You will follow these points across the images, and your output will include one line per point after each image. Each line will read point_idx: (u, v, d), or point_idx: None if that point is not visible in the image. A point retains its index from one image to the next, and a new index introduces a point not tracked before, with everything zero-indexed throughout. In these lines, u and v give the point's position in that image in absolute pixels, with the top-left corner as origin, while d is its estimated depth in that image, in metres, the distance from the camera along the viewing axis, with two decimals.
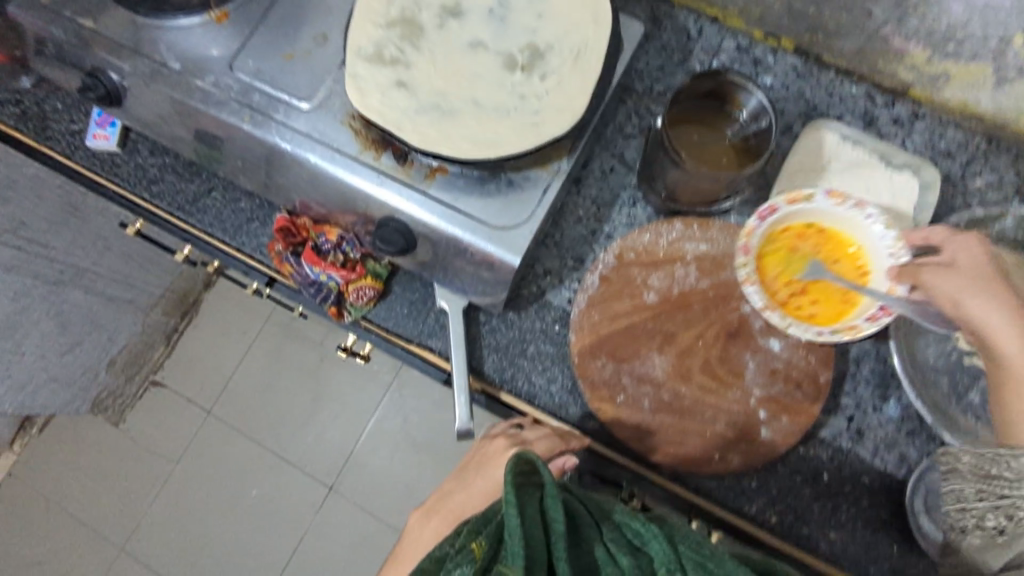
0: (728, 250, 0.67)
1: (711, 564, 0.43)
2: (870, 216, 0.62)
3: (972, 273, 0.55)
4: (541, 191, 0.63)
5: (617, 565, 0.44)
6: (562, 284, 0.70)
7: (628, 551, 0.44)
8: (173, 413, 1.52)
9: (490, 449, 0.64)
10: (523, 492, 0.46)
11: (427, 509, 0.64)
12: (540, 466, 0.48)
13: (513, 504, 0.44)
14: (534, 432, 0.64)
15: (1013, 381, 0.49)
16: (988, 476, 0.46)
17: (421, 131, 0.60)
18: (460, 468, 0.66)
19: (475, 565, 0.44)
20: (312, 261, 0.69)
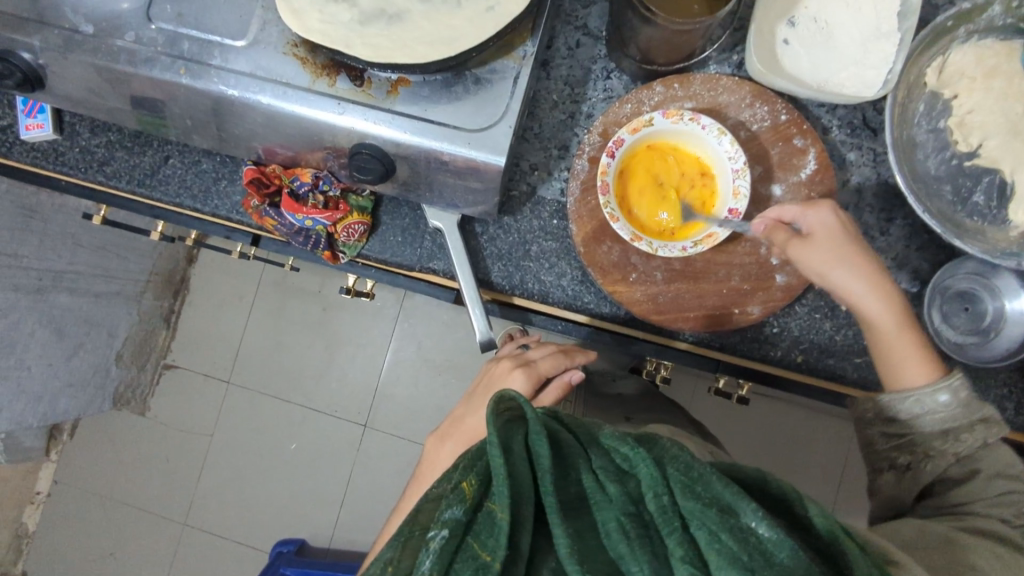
0: (712, 102, 0.64)
1: (697, 484, 0.42)
2: (705, 126, 0.59)
3: (828, 244, 0.57)
4: (511, 82, 0.59)
5: (605, 493, 0.43)
6: (552, 177, 0.68)
7: (617, 477, 0.44)
8: (194, 391, 1.53)
9: (497, 370, 0.70)
10: (507, 429, 0.46)
11: (442, 432, 0.70)
12: (525, 401, 0.47)
13: (497, 445, 0.44)
14: (539, 352, 0.71)
15: (883, 338, 0.57)
16: (889, 420, 0.58)
17: (372, 44, 0.56)
18: (471, 392, 0.72)
19: (465, 504, 0.43)
20: (293, 208, 0.66)
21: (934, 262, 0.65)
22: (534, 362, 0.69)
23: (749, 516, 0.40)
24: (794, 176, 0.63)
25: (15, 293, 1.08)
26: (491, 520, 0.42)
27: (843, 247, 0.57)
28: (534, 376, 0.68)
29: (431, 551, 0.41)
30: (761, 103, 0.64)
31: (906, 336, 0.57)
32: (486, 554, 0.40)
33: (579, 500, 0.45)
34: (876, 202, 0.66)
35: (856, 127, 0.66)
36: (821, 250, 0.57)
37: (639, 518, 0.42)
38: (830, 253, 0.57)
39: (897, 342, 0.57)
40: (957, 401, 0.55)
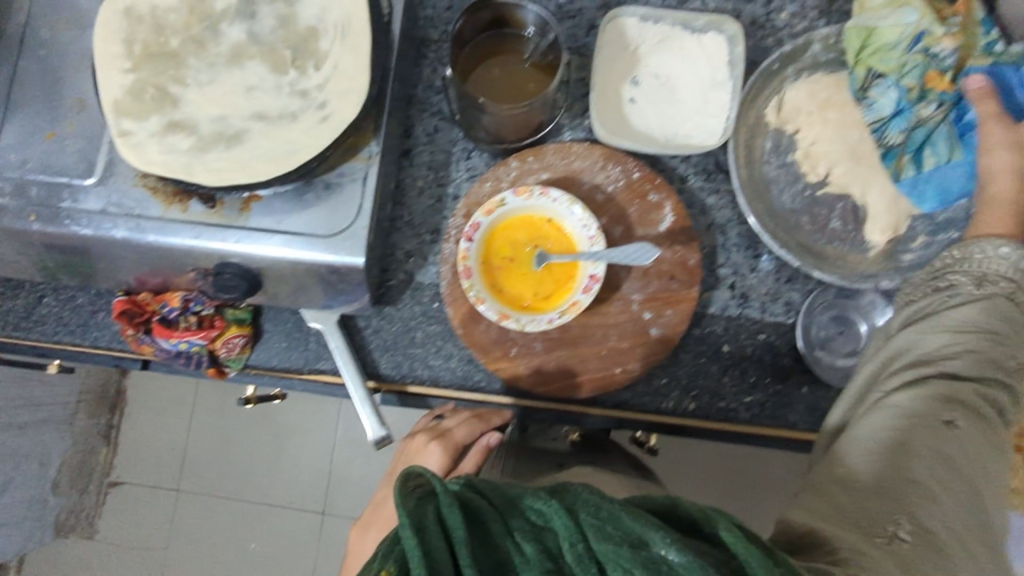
0: (567, 169, 0.66)
1: (608, 524, 0.39)
2: (555, 198, 0.61)
3: (984, 121, 0.59)
4: (360, 183, 0.60)
5: (522, 555, 0.40)
6: (427, 261, 0.69)
7: (533, 535, 0.40)
8: (142, 504, 1.49)
9: (412, 445, 0.66)
10: (417, 507, 0.40)
11: (372, 519, 0.68)
12: (432, 474, 0.42)
13: (409, 524, 0.38)
14: (454, 420, 0.67)
15: (986, 207, 0.59)
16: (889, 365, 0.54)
17: (213, 168, 0.56)
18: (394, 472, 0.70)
19: None
20: (164, 334, 0.64)
21: (805, 291, 0.67)
22: (449, 431, 0.65)
23: (658, 544, 0.38)
24: (654, 230, 0.64)
25: None
26: None
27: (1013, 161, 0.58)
28: (449, 450, 0.64)
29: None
30: (613, 165, 0.66)
31: (1003, 207, 0.58)
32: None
33: (499, 567, 0.40)
34: (742, 241, 0.67)
35: (710, 172, 0.68)
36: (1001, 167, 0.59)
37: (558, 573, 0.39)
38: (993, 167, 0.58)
39: (994, 206, 0.58)
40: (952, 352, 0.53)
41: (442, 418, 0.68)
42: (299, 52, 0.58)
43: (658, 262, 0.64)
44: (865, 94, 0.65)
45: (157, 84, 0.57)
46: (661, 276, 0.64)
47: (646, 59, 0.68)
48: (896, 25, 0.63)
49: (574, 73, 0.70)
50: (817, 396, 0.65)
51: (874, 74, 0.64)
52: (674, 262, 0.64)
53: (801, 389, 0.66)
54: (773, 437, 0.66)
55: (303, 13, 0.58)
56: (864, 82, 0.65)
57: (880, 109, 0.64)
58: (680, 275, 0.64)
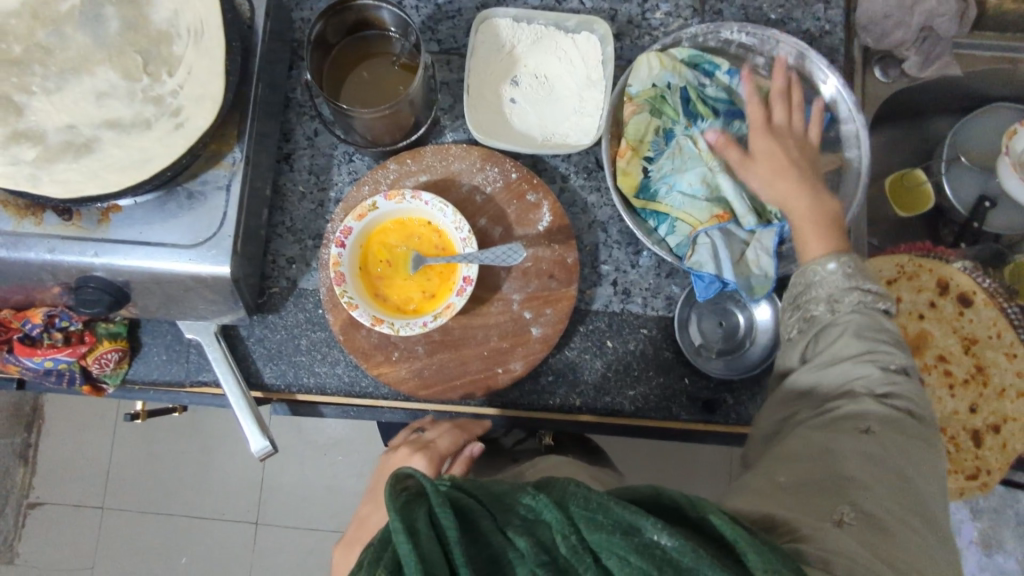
0: (445, 171, 0.66)
1: (600, 514, 0.38)
2: (427, 201, 0.61)
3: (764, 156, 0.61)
4: (224, 191, 0.59)
5: (517, 549, 0.38)
6: (311, 267, 0.68)
7: (525, 530, 0.38)
8: (66, 524, 1.44)
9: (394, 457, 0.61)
10: (406, 509, 0.38)
11: (352, 539, 0.61)
12: (421, 474, 0.40)
13: (401, 530, 0.36)
14: (434, 430, 0.62)
15: (795, 217, 0.59)
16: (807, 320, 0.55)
17: (61, 179, 0.54)
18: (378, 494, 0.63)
19: None
20: (27, 353, 0.62)
21: (684, 284, 0.68)
22: (432, 441, 0.61)
23: (650, 530, 0.37)
24: (532, 230, 0.65)
25: None
26: None
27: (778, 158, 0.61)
28: (436, 460, 0.59)
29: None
30: (491, 166, 0.67)
31: (812, 223, 0.58)
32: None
33: (492, 565, 0.38)
34: (622, 237, 0.69)
35: (591, 170, 0.69)
36: (764, 162, 0.61)
37: (554, 566, 0.37)
38: (768, 173, 0.61)
39: (809, 223, 0.58)
40: (844, 271, 0.55)
41: (422, 431, 0.63)
42: (151, 57, 0.57)
43: (537, 262, 0.65)
44: (651, 148, 0.66)
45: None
46: (541, 275, 0.65)
47: (524, 59, 0.69)
48: (648, 90, 0.65)
49: (455, 74, 0.71)
50: (699, 387, 0.66)
51: (664, 126, 0.66)
52: (553, 260, 0.65)
53: (683, 380, 0.66)
54: (659, 430, 0.67)
55: (155, 19, 0.57)
56: (658, 133, 0.66)
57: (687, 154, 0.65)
58: (558, 273, 0.65)
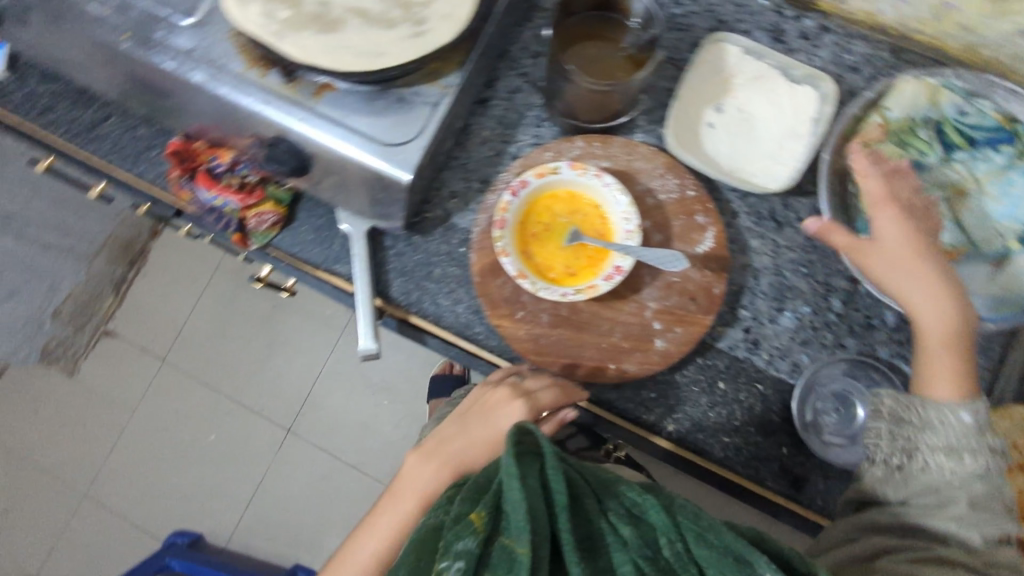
0: (627, 165, 0.67)
1: (708, 533, 0.49)
2: (607, 184, 0.63)
3: (892, 251, 0.58)
4: (431, 107, 0.61)
5: (618, 535, 0.49)
6: (468, 207, 0.70)
7: (629, 521, 0.50)
8: (126, 362, 1.51)
9: (490, 396, 0.63)
10: (523, 465, 0.50)
11: (396, 489, 0.62)
12: (544, 442, 0.51)
13: (517, 479, 0.49)
14: (539, 379, 0.63)
15: (927, 341, 0.58)
16: (900, 421, 0.58)
17: (302, 44, 0.58)
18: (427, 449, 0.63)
19: (476, 536, 0.48)
20: (205, 185, 0.67)
21: (814, 357, 0.67)
22: (536, 393, 0.62)
23: (760, 565, 0.47)
24: (690, 249, 0.65)
25: None
26: (508, 553, 0.47)
27: (914, 240, 0.59)
28: (535, 411, 0.61)
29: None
30: (672, 176, 0.67)
31: (940, 354, 0.57)
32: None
33: (589, 537, 0.49)
34: (769, 290, 0.68)
35: (762, 217, 0.69)
36: (898, 247, 0.58)
37: (654, 561, 0.48)
38: (903, 265, 0.58)
39: (936, 342, 0.57)
40: (974, 425, 0.56)
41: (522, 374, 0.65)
42: None
43: (685, 280, 0.65)
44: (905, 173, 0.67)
45: None
46: (683, 294, 0.64)
47: (735, 91, 0.69)
48: (903, 119, 0.68)
49: (665, 81, 0.71)
50: (793, 462, 0.64)
51: (914, 158, 0.67)
52: (699, 284, 0.64)
53: (780, 449, 0.65)
54: (734, 485, 0.66)
55: None
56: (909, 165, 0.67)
57: (932, 181, 0.67)
58: (700, 298, 0.64)
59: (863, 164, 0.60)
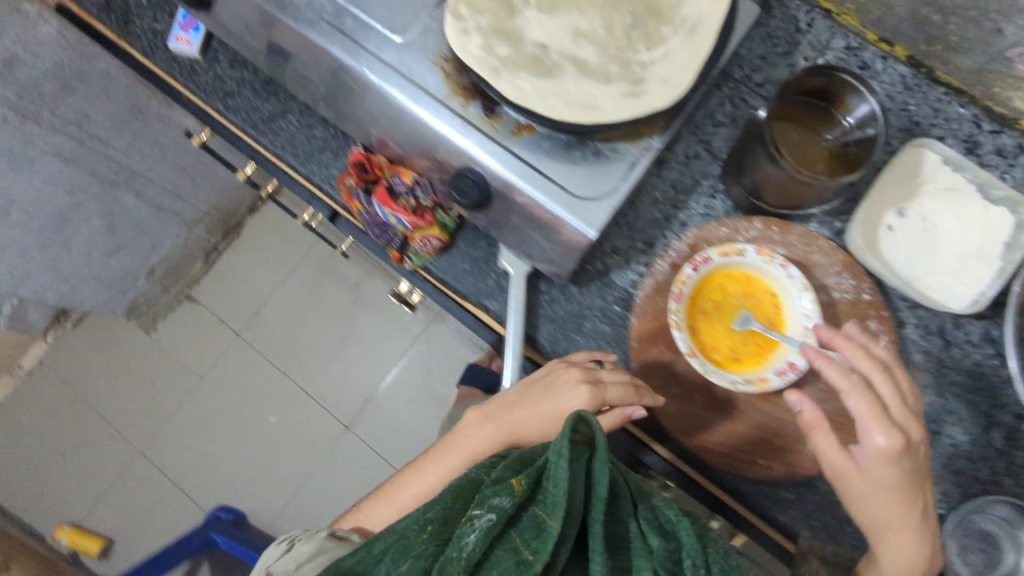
0: (804, 256, 0.66)
1: (735, 572, 0.47)
2: (791, 276, 0.61)
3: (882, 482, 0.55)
4: (627, 167, 0.60)
5: (645, 543, 0.47)
6: (628, 266, 0.69)
7: (659, 534, 0.48)
8: (204, 330, 1.55)
9: (563, 374, 0.62)
10: (576, 447, 0.49)
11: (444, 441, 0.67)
12: (599, 429, 0.50)
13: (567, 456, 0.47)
14: (613, 374, 0.61)
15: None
16: None
17: (517, 84, 0.58)
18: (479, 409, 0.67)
19: (513, 498, 0.47)
20: (383, 202, 0.66)
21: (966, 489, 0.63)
22: (604, 385, 0.60)
23: None
24: None
25: (89, 175, 1.08)
26: (536, 522, 0.45)
27: (895, 485, 0.55)
28: (596, 402, 0.60)
29: (478, 527, 0.45)
30: (849, 275, 0.65)
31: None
32: (528, 552, 0.44)
33: (617, 537, 0.48)
34: (928, 410, 0.64)
35: (931, 332, 0.66)
36: (878, 488, 0.55)
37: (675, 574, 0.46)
38: (880, 495, 0.55)
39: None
40: None
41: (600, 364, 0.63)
42: (639, 24, 0.59)
43: None
44: None
45: None
46: (844, 400, 0.62)
47: (922, 199, 0.67)
48: None
49: None
50: None
51: None
52: None
53: None
54: None
55: None
56: None
57: None
58: None
59: (847, 376, 0.54)
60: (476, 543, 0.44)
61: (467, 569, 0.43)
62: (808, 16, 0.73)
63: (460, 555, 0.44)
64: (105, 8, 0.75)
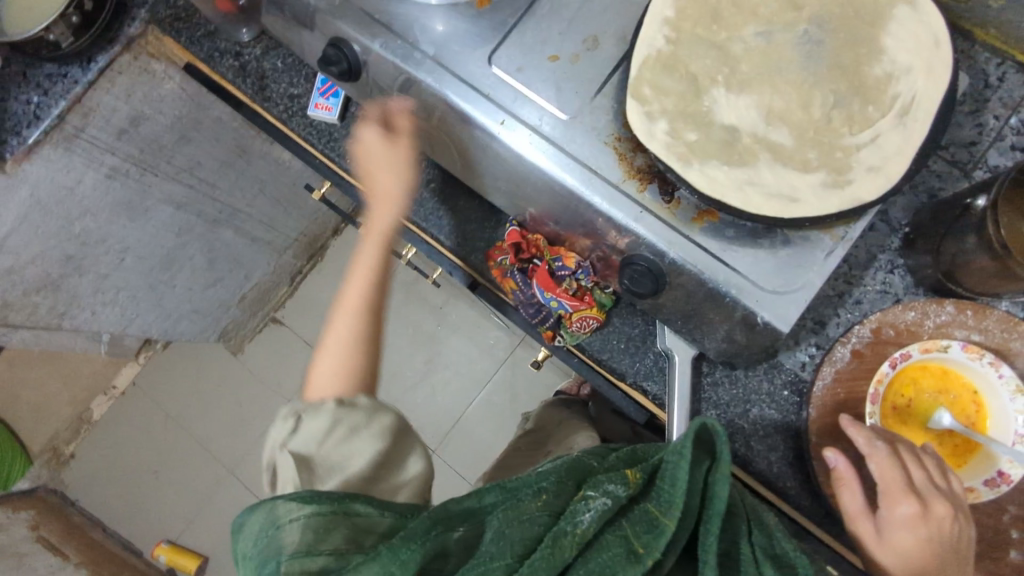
0: (1001, 343, 0.61)
1: None
2: (1001, 376, 0.58)
3: (923, 543, 0.52)
4: (822, 259, 0.56)
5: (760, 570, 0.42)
6: (798, 348, 0.66)
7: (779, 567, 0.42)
8: (289, 353, 1.55)
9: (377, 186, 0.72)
10: (695, 450, 0.44)
11: (379, 198, 0.72)
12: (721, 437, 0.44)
13: (684, 455, 0.42)
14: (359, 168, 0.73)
15: None
16: None
17: (708, 174, 0.54)
18: (401, 208, 0.72)
19: (629, 485, 0.45)
20: (546, 286, 0.69)
21: None
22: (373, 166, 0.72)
23: None
24: None
25: (196, 217, 1.07)
26: (649, 520, 0.42)
27: (921, 561, 0.52)
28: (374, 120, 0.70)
29: (593, 508, 0.43)
30: None
31: None
32: (638, 545, 0.41)
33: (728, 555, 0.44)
34: None
35: None
36: (902, 560, 0.53)
37: None
38: (894, 559, 0.53)
39: None
40: None
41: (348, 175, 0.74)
42: (842, 103, 0.54)
43: None
44: None
45: (690, 65, 0.56)
46: None
47: None
48: None
49: None
50: None
51: None
52: None
53: None
54: None
55: (874, 70, 0.54)
56: None
57: None
58: None
59: (871, 441, 0.56)
60: (589, 526, 0.42)
61: (578, 547, 0.42)
62: (999, 70, 0.67)
63: (573, 532, 0.42)
64: (240, 73, 0.76)
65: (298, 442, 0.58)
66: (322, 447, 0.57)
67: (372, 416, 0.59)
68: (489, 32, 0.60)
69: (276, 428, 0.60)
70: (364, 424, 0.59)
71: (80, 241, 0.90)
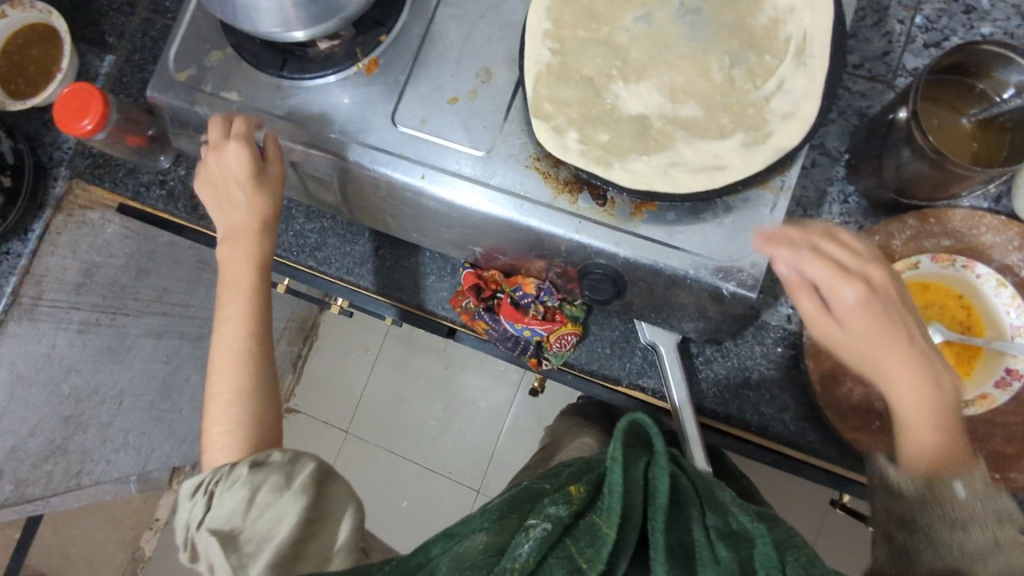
0: (973, 241, 0.60)
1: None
2: (980, 275, 0.59)
3: (879, 307, 0.52)
4: (767, 215, 0.55)
5: (712, 552, 0.41)
6: (777, 302, 0.65)
7: (728, 542, 0.41)
8: (313, 438, 1.55)
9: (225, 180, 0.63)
10: (629, 453, 0.47)
11: (232, 281, 0.64)
12: (654, 433, 0.48)
13: (618, 462, 0.45)
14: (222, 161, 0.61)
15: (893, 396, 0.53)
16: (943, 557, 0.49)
17: (631, 169, 0.54)
18: (253, 289, 0.65)
19: (571, 505, 0.46)
20: (514, 318, 0.68)
21: None
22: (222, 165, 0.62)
23: None
24: None
25: (180, 340, 1.08)
26: (593, 530, 0.43)
27: (878, 322, 0.52)
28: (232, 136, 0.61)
29: (533, 535, 0.43)
30: None
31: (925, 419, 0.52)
32: (583, 560, 0.41)
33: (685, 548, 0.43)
34: None
35: None
36: (861, 323, 0.52)
37: None
38: (856, 327, 0.52)
39: (910, 402, 0.52)
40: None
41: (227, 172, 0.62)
42: (740, 61, 0.54)
43: None
44: None
45: (583, 69, 0.56)
46: None
47: None
48: None
49: None
50: None
51: None
52: None
53: None
54: None
55: (760, 20, 0.54)
56: None
57: None
58: None
59: (793, 243, 0.53)
60: (530, 553, 0.42)
61: None
62: None
63: (513, 565, 0.41)
64: (170, 199, 0.79)
65: (218, 519, 0.56)
66: (247, 519, 0.55)
67: (289, 474, 0.57)
68: (386, 94, 0.61)
69: (186, 511, 0.58)
70: (284, 484, 0.57)
71: (73, 399, 0.91)
